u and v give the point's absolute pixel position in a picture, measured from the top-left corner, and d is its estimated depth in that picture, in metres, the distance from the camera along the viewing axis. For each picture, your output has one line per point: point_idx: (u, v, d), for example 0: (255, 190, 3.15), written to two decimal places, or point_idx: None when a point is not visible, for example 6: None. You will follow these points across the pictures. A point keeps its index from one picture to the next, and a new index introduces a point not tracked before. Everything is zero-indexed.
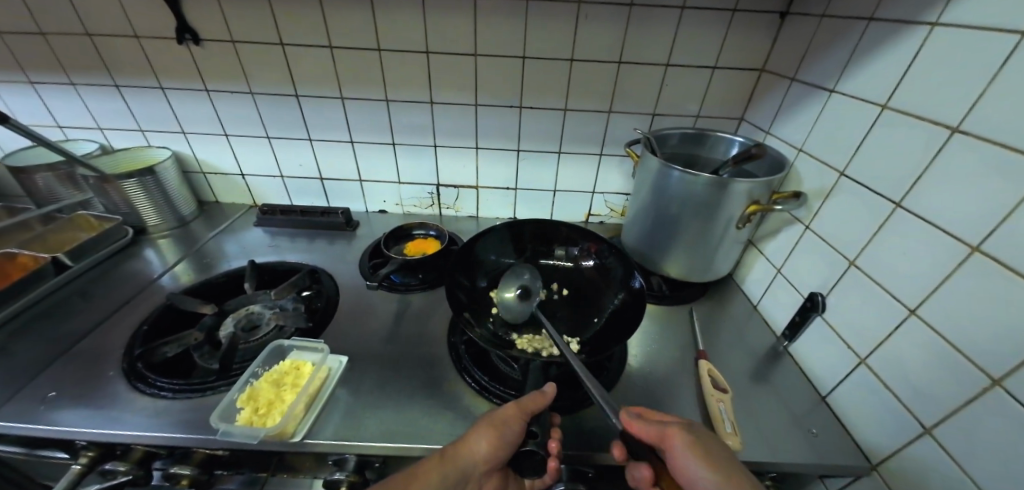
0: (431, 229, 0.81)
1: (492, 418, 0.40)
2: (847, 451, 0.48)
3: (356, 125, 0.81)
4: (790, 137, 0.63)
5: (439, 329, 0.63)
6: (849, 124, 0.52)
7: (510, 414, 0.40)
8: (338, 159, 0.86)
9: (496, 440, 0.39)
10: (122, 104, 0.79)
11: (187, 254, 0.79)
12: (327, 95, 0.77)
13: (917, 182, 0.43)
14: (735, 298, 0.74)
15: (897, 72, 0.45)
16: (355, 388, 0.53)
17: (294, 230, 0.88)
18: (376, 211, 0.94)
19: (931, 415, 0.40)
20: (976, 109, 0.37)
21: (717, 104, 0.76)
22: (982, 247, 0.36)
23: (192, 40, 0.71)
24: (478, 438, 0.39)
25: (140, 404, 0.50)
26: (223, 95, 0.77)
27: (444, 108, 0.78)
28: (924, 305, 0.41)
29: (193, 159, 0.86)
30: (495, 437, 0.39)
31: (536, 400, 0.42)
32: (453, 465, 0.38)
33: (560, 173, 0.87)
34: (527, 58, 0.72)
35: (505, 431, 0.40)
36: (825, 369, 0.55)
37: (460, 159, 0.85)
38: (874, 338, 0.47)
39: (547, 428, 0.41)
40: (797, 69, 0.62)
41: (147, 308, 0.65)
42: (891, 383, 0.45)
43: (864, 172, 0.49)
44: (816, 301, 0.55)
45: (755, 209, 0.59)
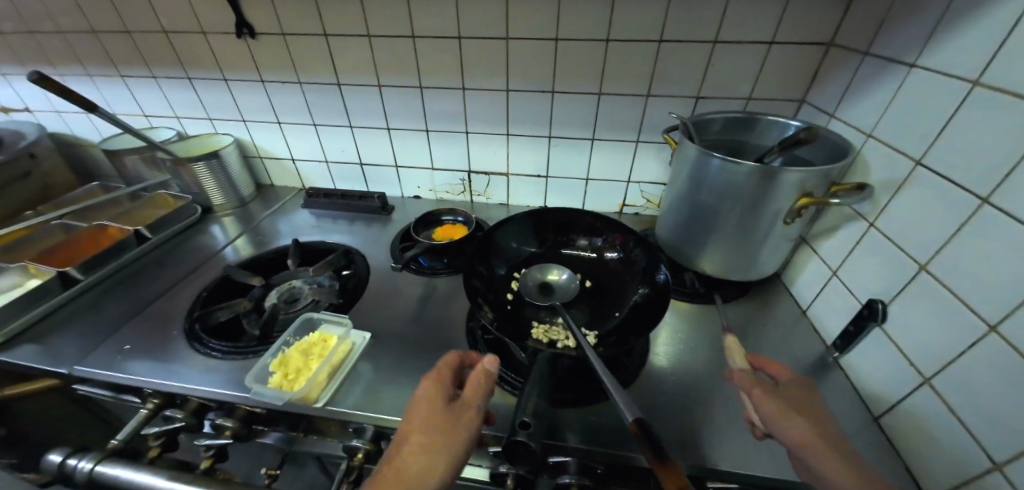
0: (460, 215, 0.82)
1: (445, 421, 0.38)
2: (896, 482, 0.43)
3: (392, 113, 0.83)
4: (857, 121, 0.55)
5: (460, 313, 0.65)
6: (931, 105, 0.44)
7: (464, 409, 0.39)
8: (376, 146, 0.89)
9: (455, 439, 0.38)
10: (194, 95, 0.88)
11: (244, 231, 0.88)
12: (366, 83, 0.80)
13: (1009, 174, 0.35)
14: (782, 301, 0.68)
15: (993, 39, 0.37)
16: (376, 363, 0.56)
17: (337, 213, 0.93)
18: (412, 196, 0.98)
19: (1003, 451, 0.34)
20: None
21: (772, 85, 0.68)
22: None
23: (249, 34, 0.76)
24: (433, 443, 0.37)
25: (194, 361, 0.56)
26: (276, 85, 0.83)
27: (476, 94, 0.78)
28: (1007, 321, 0.35)
29: (251, 145, 0.95)
30: (453, 436, 0.38)
31: (483, 380, 0.41)
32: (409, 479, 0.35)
33: (594, 160, 0.83)
34: (559, 40, 0.69)
35: (460, 425, 0.38)
36: (880, 387, 0.48)
37: (491, 145, 0.85)
38: (941, 356, 0.41)
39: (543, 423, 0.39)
40: (871, 41, 0.54)
41: (207, 278, 0.74)
42: (959, 410, 0.38)
43: (944, 162, 0.42)
44: (874, 309, 0.49)
45: (806, 202, 0.53)
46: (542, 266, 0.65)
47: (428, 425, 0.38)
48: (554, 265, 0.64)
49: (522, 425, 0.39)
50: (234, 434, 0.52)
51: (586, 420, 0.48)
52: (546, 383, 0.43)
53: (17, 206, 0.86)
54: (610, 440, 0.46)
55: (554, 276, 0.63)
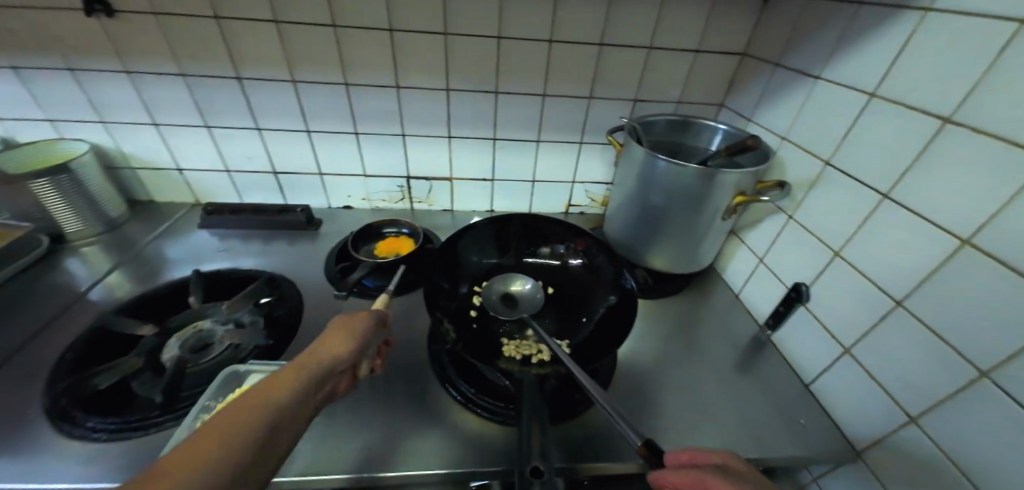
0: (404, 226, 0.74)
1: (347, 320, 0.42)
2: (832, 441, 0.49)
3: (312, 113, 0.72)
4: (773, 125, 0.63)
5: (419, 336, 0.59)
6: (836, 113, 0.51)
7: (373, 311, 0.44)
8: (294, 151, 0.77)
9: (367, 329, 0.42)
10: (20, 88, 0.66)
11: (121, 263, 0.69)
12: (276, 78, 0.68)
13: (905, 173, 0.42)
14: (718, 288, 0.75)
15: (886, 59, 0.44)
16: (328, 410, 0.47)
17: (248, 231, 0.79)
18: (341, 207, 0.86)
19: (916, 404, 0.41)
20: (969, 100, 0.36)
21: (699, 89, 0.74)
22: (973, 241, 0.36)
23: (104, 12, 0.59)
24: (338, 339, 0.39)
25: (66, 449, 0.42)
26: (150, 77, 0.66)
27: (412, 94, 0.71)
28: (911, 296, 0.42)
29: (119, 153, 0.75)
30: (366, 328, 0.42)
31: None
32: (310, 367, 0.35)
33: (539, 162, 0.82)
34: (502, 39, 0.66)
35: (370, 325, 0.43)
36: (809, 358, 0.55)
37: (431, 149, 0.79)
38: (859, 329, 0.48)
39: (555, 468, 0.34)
40: (781, 54, 0.61)
41: (74, 330, 0.56)
42: (877, 373, 0.45)
43: (850, 162, 0.49)
44: (800, 291, 0.56)
45: (741, 200, 0.58)
46: (503, 277, 0.62)
47: (337, 328, 0.40)
48: (518, 275, 0.62)
49: (534, 472, 0.33)
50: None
51: (571, 433, 0.46)
52: (541, 409, 0.39)
53: None
54: (596, 453, 0.45)
55: (517, 286, 0.61)
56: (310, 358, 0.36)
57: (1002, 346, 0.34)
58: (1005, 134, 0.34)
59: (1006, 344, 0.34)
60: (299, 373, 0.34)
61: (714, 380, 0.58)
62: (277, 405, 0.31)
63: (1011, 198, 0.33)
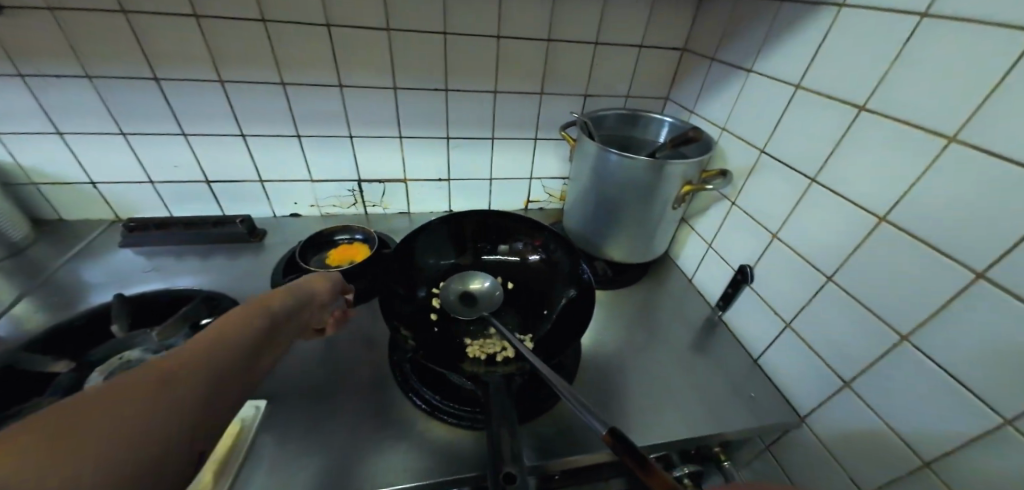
0: (357, 232, 0.71)
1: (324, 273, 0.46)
2: (781, 410, 0.53)
3: (245, 115, 0.66)
4: (713, 116, 0.66)
5: (379, 346, 0.56)
6: (767, 103, 0.54)
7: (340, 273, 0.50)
8: (228, 158, 0.71)
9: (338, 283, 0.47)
10: None
11: (29, 291, 0.60)
12: (201, 78, 0.62)
13: (829, 158, 0.46)
14: (672, 274, 0.78)
15: (808, 52, 0.48)
16: (282, 435, 0.44)
17: (180, 248, 0.71)
18: (287, 216, 0.81)
19: (848, 370, 0.45)
20: (881, 90, 0.40)
21: (645, 83, 0.76)
22: (889, 218, 0.40)
23: None
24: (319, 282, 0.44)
25: None
26: (46, 79, 0.58)
27: (357, 93, 0.68)
28: (839, 272, 0.45)
29: (15, 167, 0.65)
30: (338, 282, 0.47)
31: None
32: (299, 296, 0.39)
33: (496, 160, 0.81)
34: (449, 35, 0.65)
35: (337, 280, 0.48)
36: (756, 335, 0.59)
37: (382, 150, 0.75)
38: (797, 304, 0.51)
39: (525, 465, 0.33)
40: (717, 48, 0.64)
41: None
42: (814, 344, 0.49)
43: (782, 149, 0.52)
44: (745, 273, 0.60)
45: (689, 189, 0.61)
46: (463, 277, 0.60)
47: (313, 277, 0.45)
48: (476, 273, 0.61)
49: (506, 478, 0.32)
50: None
51: (539, 430, 0.47)
52: (509, 411, 0.38)
53: None
54: (566, 447, 0.45)
55: (477, 284, 0.60)
56: (295, 289, 0.40)
57: (918, 311, 0.38)
58: (911, 120, 0.37)
59: (920, 309, 0.37)
60: (291, 295, 0.38)
61: (674, 363, 0.60)
62: (274, 310, 0.34)
63: (919, 177, 0.37)
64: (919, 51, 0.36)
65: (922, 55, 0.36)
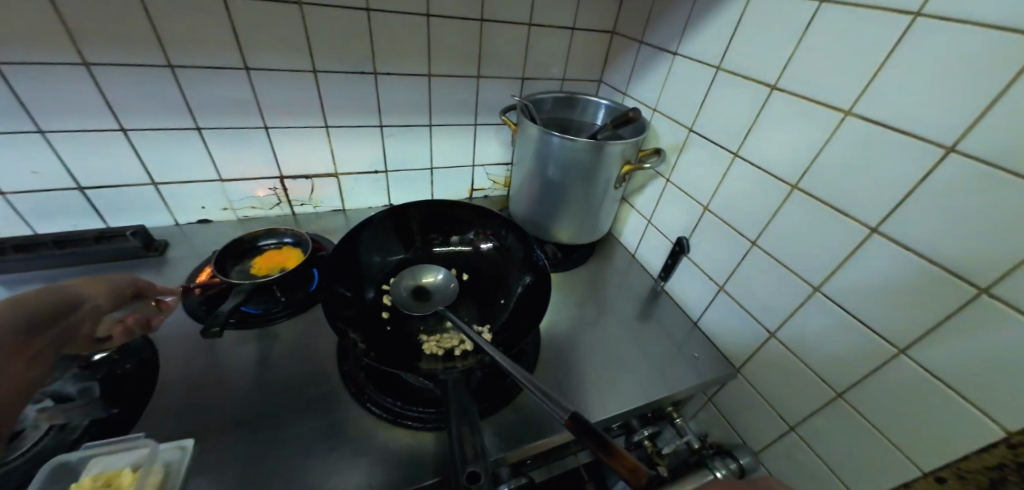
0: (286, 235, 0.63)
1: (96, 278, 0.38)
2: (720, 364, 0.59)
3: (125, 105, 0.55)
4: (644, 98, 0.69)
5: (326, 358, 0.51)
6: (692, 84, 0.58)
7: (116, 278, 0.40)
8: (106, 159, 0.58)
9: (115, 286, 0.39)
10: None
11: None
12: (54, 60, 0.49)
13: (749, 134, 0.50)
14: (617, 251, 0.82)
15: (726, 36, 0.52)
16: (222, 474, 0.38)
17: (51, 272, 0.58)
18: (194, 223, 0.70)
19: (773, 323, 0.51)
20: (788, 70, 0.44)
21: (579, 66, 0.77)
22: (800, 185, 0.45)
23: None
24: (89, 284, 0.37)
25: None
26: None
27: (269, 76, 0.59)
28: (762, 236, 0.51)
29: None
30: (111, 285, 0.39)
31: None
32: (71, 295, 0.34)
33: (435, 147, 0.77)
34: (373, 12, 0.59)
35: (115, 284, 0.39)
36: (695, 300, 0.64)
37: (307, 142, 0.68)
38: (728, 268, 0.57)
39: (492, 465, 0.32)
40: (643, 31, 0.67)
41: None
42: (744, 302, 0.55)
43: (707, 127, 0.57)
44: (683, 244, 0.64)
45: (629, 169, 0.63)
46: (412, 272, 0.57)
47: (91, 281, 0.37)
48: (427, 266, 0.58)
49: (470, 476, 0.31)
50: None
51: (505, 421, 0.46)
52: (471, 406, 0.37)
53: None
54: (534, 432, 0.45)
55: (429, 278, 0.57)
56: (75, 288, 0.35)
57: (828, 265, 0.43)
58: (814, 96, 0.42)
59: (829, 263, 0.43)
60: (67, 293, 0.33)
61: (625, 335, 0.64)
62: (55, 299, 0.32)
63: (823, 148, 0.42)
64: (819, 34, 0.41)
65: (821, 38, 0.41)
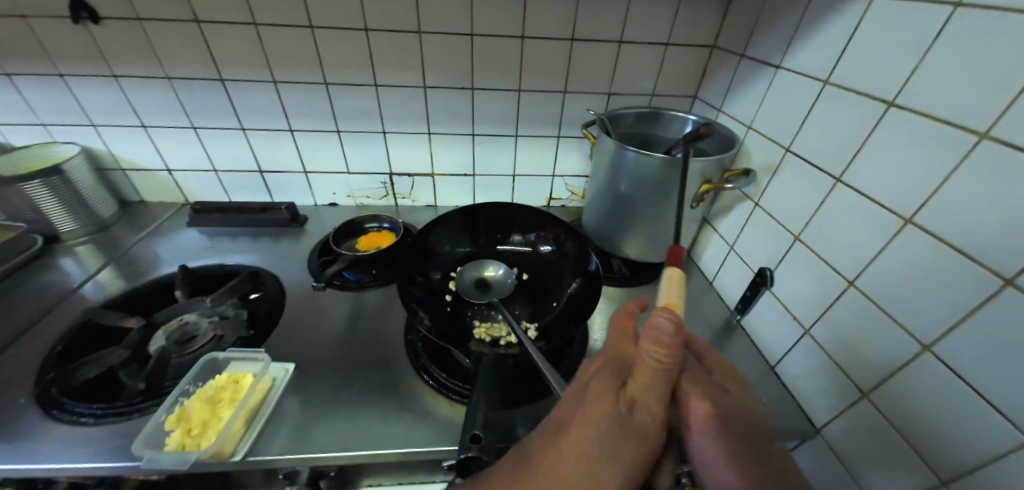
0: (385, 221, 0.76)
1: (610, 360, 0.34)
2: (795, 419, 0.50)
3: (295, 112, 0.74)
4: (740, 115, 0.64)
5: (396, 326, 0.60)
6: (795, 100, 0.52)
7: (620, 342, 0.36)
8: (277, 151, 0.78)
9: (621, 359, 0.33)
10: (14, 94, 0.68)
11: (113, 259, 0.70)
12: (258, 79, 0.69)
13: (855, 157, 0.44)
14: (693, 276, 0.76)
15: (836, 47, 0.46)
16: (304, 397, 0.49)
17: (234, 230, 0.80)
18: (327, 205, 0.88)
19: (866, 380, 0.43)
20: (909, 84, 0.37)
21: (671, 81, 0.75)
22: (915, 219, 0.37)
23: (90, 19, 0.61)
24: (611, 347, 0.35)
25: (56, 433, 0.44)
26: (135, 81, 0.68)
27: (391, 91, 0.73)
28: (862, 276, 0.43)
29: (109, 156, 0.76)
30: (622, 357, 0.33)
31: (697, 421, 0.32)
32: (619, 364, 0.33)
33: (519, 156, 0.83)
34: (476, 37, 0.68)
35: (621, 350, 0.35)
36: (775, 341, 0.57)
37: (413, 145, 0.80)
38: (818, 310, 0.49)
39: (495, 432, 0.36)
40: (745, 44, 0.62)
41: (61, 324, 0.57)
42: (832, 352, 0.47)
43: (808, 147, 0.50)
44: (765, 276, 0.56)
45: (707, 188, 0.60)
46: (477, 264, 0.64)
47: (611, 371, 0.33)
48: (490, 261, 0.64)
49: (473, 439, 0.35)
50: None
51: None
52: (492, 385, 0.40)
53: None
54: None
55: (491, 272, 0.63)
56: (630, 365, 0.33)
57: (943, 320, 0.35)
58: (940, 115, 0.35)
59: (944, 318, 0.35)
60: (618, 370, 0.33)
61: None
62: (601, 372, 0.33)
63: (947, 177, 0.34)
64: (950, 42, 0.34)
65: (954, 46, 0.34)
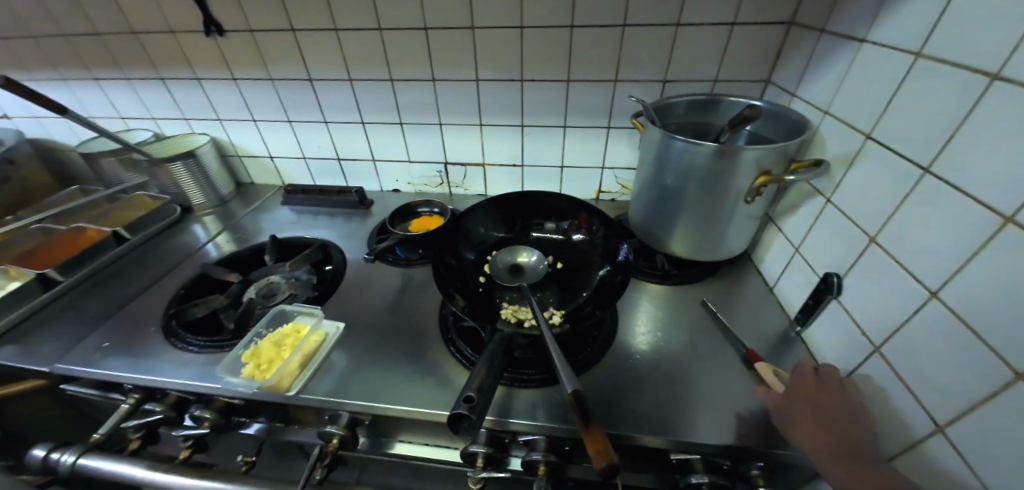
0: (436, 206, 0.82)
1: None
2: None
3: (365, 106, 0.83)
4: (817, 98, 0.56)
5: (435, 301, 0.65)
6: (880, 78, 0.45)
7: None
8: (352, 141, 0.89)
9: None
10: (168, 95, 0.88)
11: (226, 228, 0.87)
12: (336, 78, 0.79)
13: (947, 143, 0.36)
14: (751, 281, 0.69)
15: (932, 13, 0.38)
16: (349, 353, 0.56)
17: (315, 209, 0.93)
18: (391, 191, 0.98)
19: (944, 412, 0.36)
20: (1020, 51, 0.30)
21: (738, 65, 0.68)
22: (1017, 218, 0.30)
23: (217, 32, 0.76)
24: None
25: (173, 356, 0.57)
26: (248, 82, 0.83)
27: (446, 84, 0.78)
28: (946, 286, 0.36)
29: (229, 145, 0.94)
30: None
31: None
32: None
33: (567, 147, 0.83)
34: (525, 28, 0.69)
35: None
36: (839, 358, 0.49)
37: (465, 136, 0.85)
38: (891, 325, 0.42)
39: (488, 397, 0.38)
40: (827, 18, 0.55)
41: (187, 274, 0.73)
42: (905, 374, 0.40)
43: (892, 134, 0.43)
44: (830, 283, 0.50)
45: (764, 180, 0.53)
46: (512, 249, 0.66)
47: None
48: (524, 247, 0.65)
49: (465, 400, 0.37)
50: (163, 419, 0.54)
51: (553, 402, 0.50)
52: (497, 357, 0.43)
53: None
54: None
55: (524, 258, 0.64)
56: None
57: None
58: None
59: None
60: None
61: (723, 373, 0.55)
62: None
63: None
64: None
65: None
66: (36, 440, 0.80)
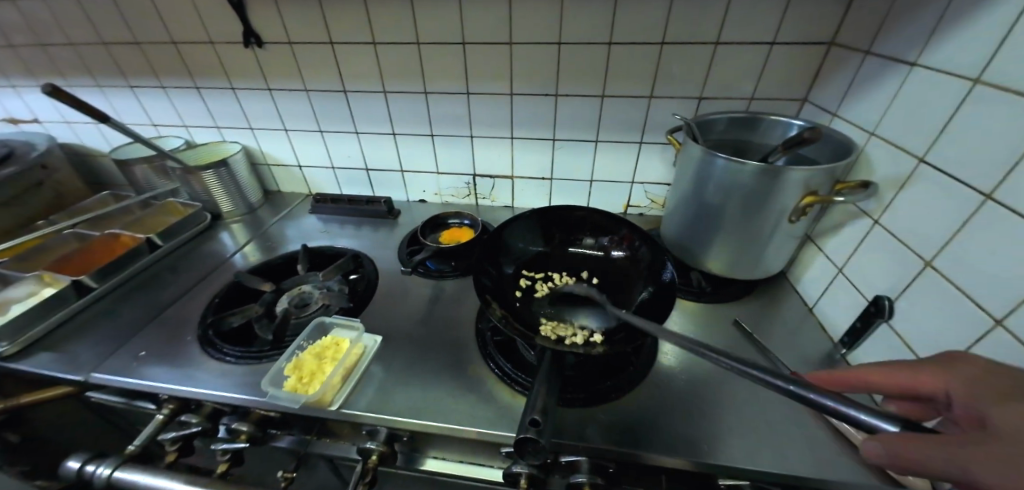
0: (466, 218, 0.82)
1: None
2: None
3: (397, 117, 0.84)
4: (861, 119, 0.56)
5: (470, 314, 0.65)
6: (933, 102, 0.45)
7: None
8: (381, 152, 0.90)
9: None
10: (202, 103, 0.89)
11: (255, 236, 0.87)
12: (371, 89, 0.80)
13: (1012, 170, 0.36)
14: (788, 300, 0.68)
15: (992, 40, 0.38)
16: (388, 366, 0.56)
17: (343, 218, 0.93)
18: (417, 201, 0.98)
19: None
20: None
21: (776, 83, 0.68)
22: None
23: (256, 43, 0.77)
24: None
25: (210, 366, 0.56)
26: (282, 92, 0.84)
27: (480, 98, 0.78)
28: (1014, 314, 0.35)
29: (259, 153, 0.95)
30: None
31: None
32: None
33: (597, 161, 0.83)
34: (563, 45, 0.70)
35: None
36: None
37: (495, 148, 0.85)
38: (951, 351, 0.41)
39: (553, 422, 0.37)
40: (873, 40, 0.55)
41: (220, 283, 0.73)
42: None
43: (948, 158, 0.42)
44: (880, 306, 0.49)
45: (811, 200, 0.53)
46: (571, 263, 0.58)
47: None
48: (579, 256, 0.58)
49: (532, 423, 0.37)
50: (200, 430, 0.54)
51: (598, 423, 0.49)
52: (553, 378, 0.42)
53: (28, 214, 0.87)
54: (626, 440, 0.47)
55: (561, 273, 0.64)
56: None
57: None
58: None
59: None
60: None
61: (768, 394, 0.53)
62: None
63: None
64: None
65: None
66: (60, 443, 0.80)
